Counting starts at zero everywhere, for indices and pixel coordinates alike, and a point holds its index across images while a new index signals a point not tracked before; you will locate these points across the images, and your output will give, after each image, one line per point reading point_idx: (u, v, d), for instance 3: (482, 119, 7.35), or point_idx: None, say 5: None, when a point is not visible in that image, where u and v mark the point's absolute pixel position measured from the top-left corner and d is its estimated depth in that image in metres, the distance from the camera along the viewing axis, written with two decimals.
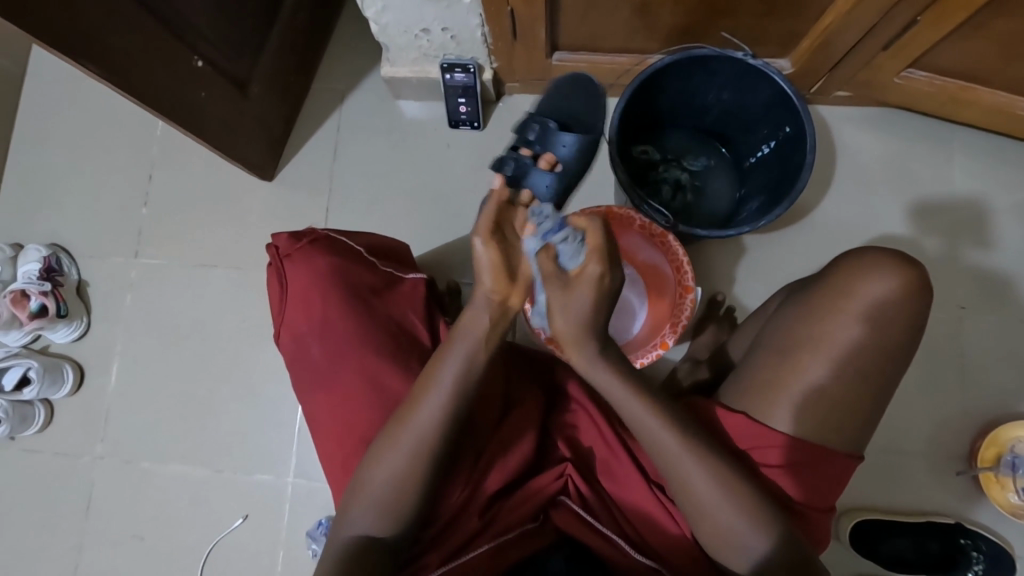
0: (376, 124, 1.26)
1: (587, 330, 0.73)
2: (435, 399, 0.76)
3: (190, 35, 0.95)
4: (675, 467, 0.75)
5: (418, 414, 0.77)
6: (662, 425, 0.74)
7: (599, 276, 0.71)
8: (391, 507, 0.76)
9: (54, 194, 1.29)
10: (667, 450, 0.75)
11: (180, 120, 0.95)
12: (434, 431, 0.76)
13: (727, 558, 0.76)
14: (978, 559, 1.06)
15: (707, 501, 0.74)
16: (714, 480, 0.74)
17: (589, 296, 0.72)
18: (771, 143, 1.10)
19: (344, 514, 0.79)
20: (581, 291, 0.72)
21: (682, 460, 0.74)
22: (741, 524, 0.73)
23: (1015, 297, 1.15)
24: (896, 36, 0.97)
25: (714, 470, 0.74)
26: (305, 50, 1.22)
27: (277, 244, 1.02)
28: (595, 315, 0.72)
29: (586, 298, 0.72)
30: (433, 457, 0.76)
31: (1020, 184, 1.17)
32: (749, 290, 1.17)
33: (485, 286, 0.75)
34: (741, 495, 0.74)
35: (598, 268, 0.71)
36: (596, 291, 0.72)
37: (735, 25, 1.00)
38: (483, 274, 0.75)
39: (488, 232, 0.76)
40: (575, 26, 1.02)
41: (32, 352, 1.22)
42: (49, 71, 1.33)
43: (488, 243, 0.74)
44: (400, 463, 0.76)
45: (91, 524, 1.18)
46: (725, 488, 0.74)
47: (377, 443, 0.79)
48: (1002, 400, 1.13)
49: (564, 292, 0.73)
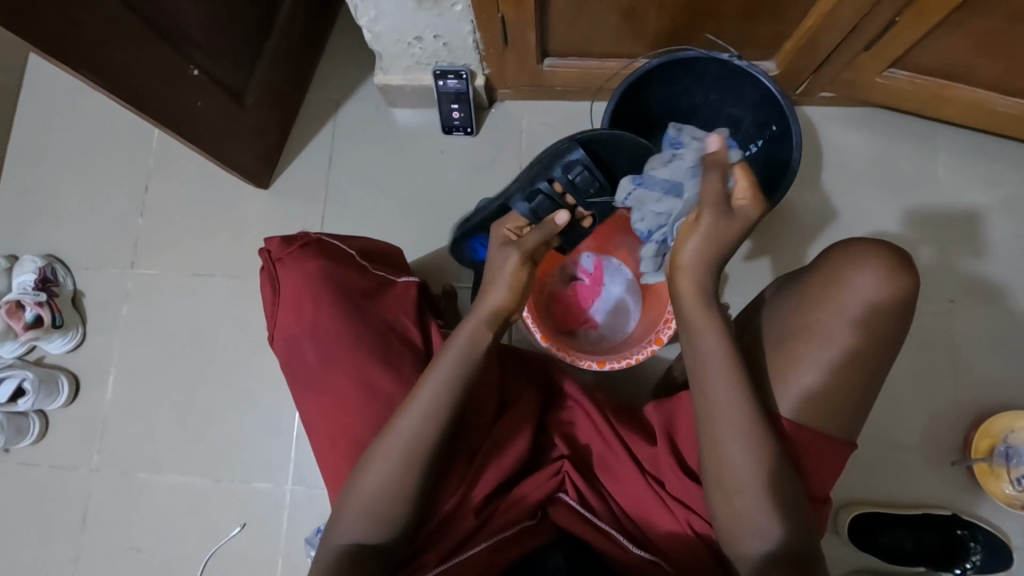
0: (370, 133, 1.27)
1: (706, 259, 0.74)
2: (460, 358, 0.79)
3: (189, 47, 0.97)
4: (716, 441, 0.75)
5: (418, 402, 0.78)
6: (717, 383, 0.75)
7: (742, 204, 0.73)
8: (401, 486, 0.76)
9: (49, 206, 1.30)
10: (714, 418, 0.75)
11: (178, 129, 0.97)
12: (455, 399, 0.78)
13: (740, 543, 0.75)
14: (976, 549, 1.06)
15: (737, 480, 0.74)
16: (752, 459, 0.73)
17: (713, 247, 0.73)
18: (758, 143, 1.13)
19: (334, 522, 0.78)
20: (722, 232, 0.73)
21: (723, 421, 0.74)
22: (762, 498, 0.73)
23: (1002, 291, 1.17)
24: (876, 37, 1.00)
25: (752, 449, 0.73)
26: (300, 61, 1.24)
27: (270, 248, 1.03)
28: (710, 266, 0.75)
29: (726, 233, 0.73)
30: (426, 463, 0.77)
31: (1002, 180, 1.20)
32: (741, 287, 1.19)
33: (497, 298, 0.80)
34: (765, 480, 0.73)
35: (751, 205, 0.73)
36: (738, 227, 0.73)
37: (720, 27, 1.02)
38: (502, 290, 0.80)
39: (525, 254, 0.81)
40: (564, 33, 1.05)
41: (27, 363, 1.22)
42: (44, 84, 1.34)
43: (518, 266, 0.80)
44: (391, 468, 0.76)
45: (87, 537, 1.17)
46: (758, 459, 0.73)
47: (371, 449, 0.79)
48: (993, 391, 1.14)
49: (714, 224, 0.73)
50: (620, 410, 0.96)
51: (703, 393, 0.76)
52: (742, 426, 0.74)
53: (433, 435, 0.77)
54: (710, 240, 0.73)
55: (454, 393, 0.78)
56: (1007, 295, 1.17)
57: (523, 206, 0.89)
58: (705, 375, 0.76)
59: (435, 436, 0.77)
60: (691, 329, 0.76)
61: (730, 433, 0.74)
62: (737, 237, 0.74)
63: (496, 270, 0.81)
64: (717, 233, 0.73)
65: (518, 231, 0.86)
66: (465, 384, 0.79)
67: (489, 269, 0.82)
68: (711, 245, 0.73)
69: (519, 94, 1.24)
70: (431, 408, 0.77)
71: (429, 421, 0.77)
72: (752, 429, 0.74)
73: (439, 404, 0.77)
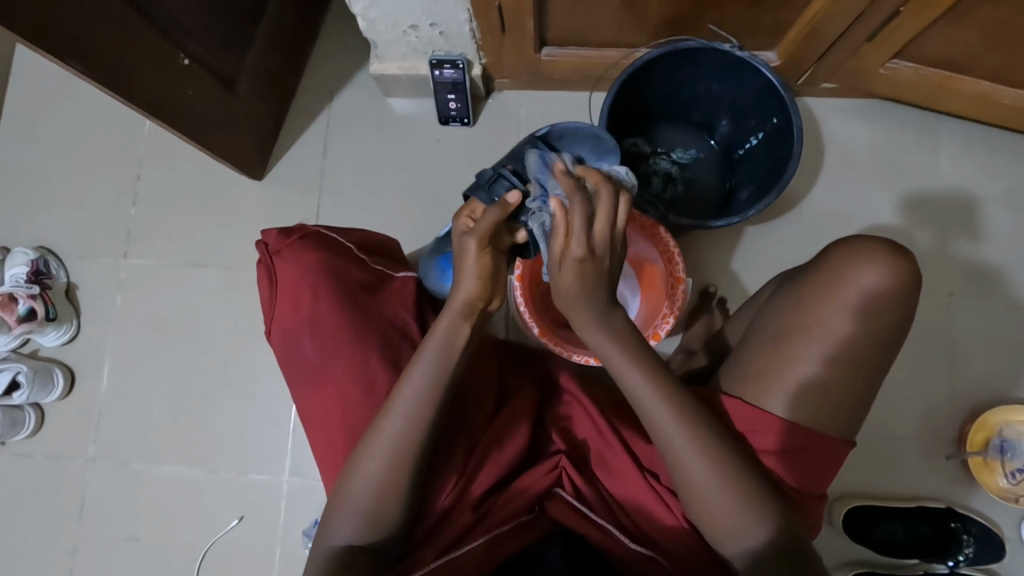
0: (365, 122, 1.25)
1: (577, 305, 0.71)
2: (429, 356, 0.77)
3: (178, 34, 0.94)
4: (677, 458, 0.74)
5: (400, 398, 0.77)
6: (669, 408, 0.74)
7: (580, 259, 0.68)
8: (385, 485, 0.76)
9: (40, 197, 1.28)
10: (670, 440, 0.74)
11: (168, 120, 0.95)
12: (432, 393, 0.77)
13: (720, 537, 0.75)
14: (969, 542, 1.07)
15: (703, 486, 0.73)
16: (721, 469, 0.73)
17: (582, 280, 0.69)
18: (759, 135, 1.11)
19: (328, 522, 0.78)
20: (570, 274, 0.69)
21: (672, 437, 0.74)
22: (737, 502, 0.73)
23: (1001, 285, 1.17)
24: (880, 26, 0.98)
25: (721, 456, 0.74)
26: (293, 47, 1.22)
27: (266, 240, 1.01)
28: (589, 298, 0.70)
29: (575, 279, 0.69)
30: (414, 460, 0.77)
31: (1003, 172, 1.19)
32: (739, 281, 1.18)
33: (464, 291, 0.77)
34: (740, 485, 0.73)
35: (581, 252, 0.68)
36: (587, 269, 0.69)
37: (723, 16, 1.00)
38: (465, 282, 0.76)
39: (482, 240, 0.75)
40: (563, 21, 1.03)
41: (21, 356, 1.21)
42: (32, 71, 1.32)
43: (480, 253, 0.74)
44: (380, 467, 0.76)
45: (85, 528, 1.17)
46: (726, 471, 0.73)
47: (358, 448, 0.79)
48: (989, 384, 1.14)
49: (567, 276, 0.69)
50: (618, 409, 0.96)
51: (650, 417, 0.75)
52: (696, 440, 0.74)
53: (417, 430, 0.76)
54: (575, 285, 0.69)
55: (432, 387, 0.77)
56: (1004, 289, 1.16)
57: (485, 199, 0.81)
58: (646, 410, 0.75)
59: (427, 432, 0.77)
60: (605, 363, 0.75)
61: (690, 452, 0.73)
62: (583, 285, 0.69)
63: (459, 264, 0.76)
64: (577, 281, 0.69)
65: (478, 214, 0.79)
66: (450, 383, 0.78)
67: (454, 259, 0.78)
68: (573, 291, 0.70)
69: (516, 83, 1.22)
70: (422, 403, 0.77)
71: (412, 419, 0.76)
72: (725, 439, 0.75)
73: (417, 398, 0.77)
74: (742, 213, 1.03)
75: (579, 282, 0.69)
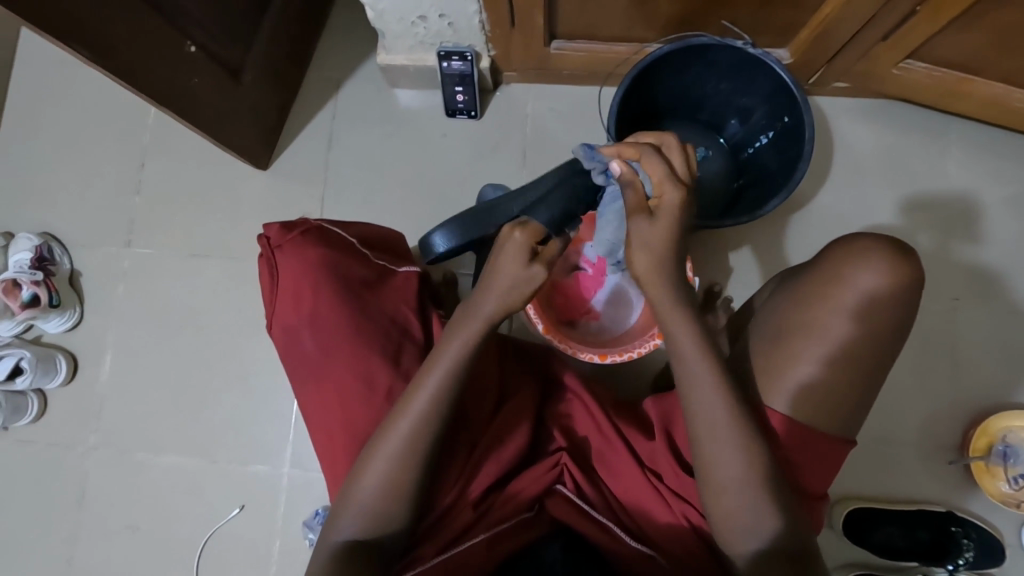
0: (371, 114, 1.25)
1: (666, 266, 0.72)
2: (447, 355, 0.77)
3: (184, 21, 0.93)
4: (708, 447, 0.74)
5: (420, 398, 0.77)
6: (721, 397, 0.74)
7: (674, 206, 0.70)
8: (394, 483, 0.76)
9: (43, 183, 1.27)
10: (706, 433, 0.74)
11: (173, 108, 0.94)
12: (444, 393, 0.77)
13: (727, 536, 0.75)
14: (968, 546, 1.07)
15: (727, 483, 0.74)
16: (742, 463, 0.73)
17: (670, 231, 0.71)
18: (768, 135, 1.10)
19: (333, 519, 0.78)
20: (661, 227, 0.71)
21: (724, 430, 0.73)
22: (751, 504, 0.73)
23: (1007, 291, 1.16)
24: (894, 27, 0.96)
25: (743, 448, 0.73)
26: (300, 36, 1.21)
27: (267, 235, 1.00)
28: (671, 253, 0.72)
29: (667, 231, 0.71)
30: (421, 458, 0.77)
31: (1015, 176, 1.18)
32: (745, 281, 1.17)
33: (503, 292, 0.75)
34: (759, 487, 0.73)
35: (678, 197, 0.70)
36: (676, 216, 0.71)
37: (734, 14, 0.99)
38: (518, 291, 0.74)
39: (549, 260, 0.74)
40: (573, 16, 1.01)
41: (24, 342, 1.21)
42: (37, 55, 1.31)
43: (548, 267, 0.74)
44: (389, 465, 0.76)
45: (87, 514, 1.18)
46: (751, 472, 0.73)
47: (369, 445, 0.79)
48: (994, 391, 1.14)
49: (668, 227, 0.71)
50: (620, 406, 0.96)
51: (697, 408, 0.74)
52: (724, 438, 0.73)
53: (428, 429, 0.76)
54: (671, 235, 0.71)
55: (446, 387, 0.77)
56: (1011, 294, 1.16)
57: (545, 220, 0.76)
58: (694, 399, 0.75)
59: (434, 430, 0.77)
60: (669, 339, 0.75)
61: (725, 447, 0.73)
62: (676, 233, 0.71)
63: (516, 277, 0.73)
64: (673, 228, 0.71)
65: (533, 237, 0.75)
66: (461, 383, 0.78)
67: (501, 270, 0.74)
68: (662, 248, 0.71)
69: (524, 77, 1.21)
70: (431, 400, 0.76)
71: (422, 419, 0.76)
72: (744, 428, 0.73)
73: (433, 397, 0.76)
74: (758, 210, 1.03)
75: (669, 234, 0.71)
